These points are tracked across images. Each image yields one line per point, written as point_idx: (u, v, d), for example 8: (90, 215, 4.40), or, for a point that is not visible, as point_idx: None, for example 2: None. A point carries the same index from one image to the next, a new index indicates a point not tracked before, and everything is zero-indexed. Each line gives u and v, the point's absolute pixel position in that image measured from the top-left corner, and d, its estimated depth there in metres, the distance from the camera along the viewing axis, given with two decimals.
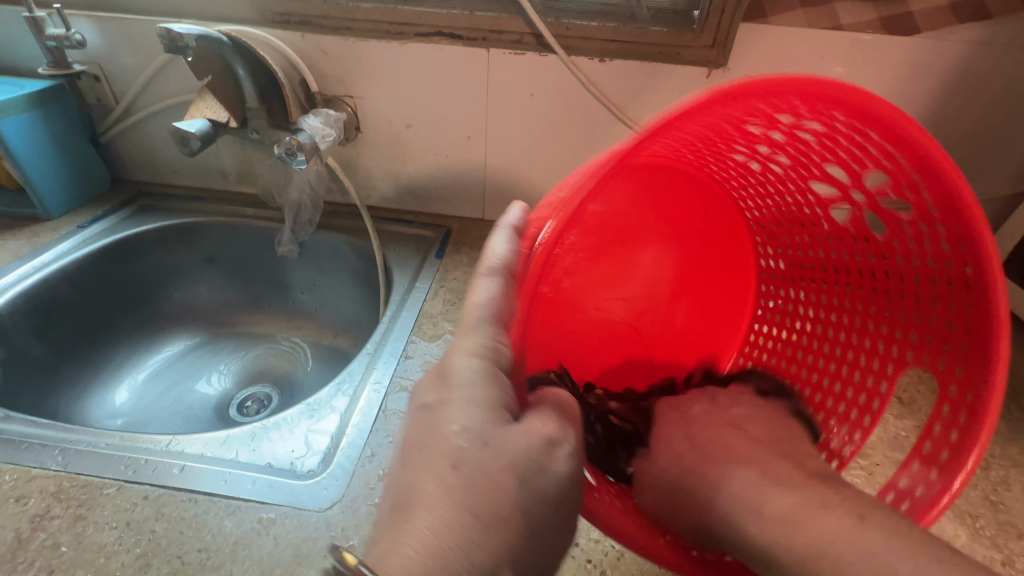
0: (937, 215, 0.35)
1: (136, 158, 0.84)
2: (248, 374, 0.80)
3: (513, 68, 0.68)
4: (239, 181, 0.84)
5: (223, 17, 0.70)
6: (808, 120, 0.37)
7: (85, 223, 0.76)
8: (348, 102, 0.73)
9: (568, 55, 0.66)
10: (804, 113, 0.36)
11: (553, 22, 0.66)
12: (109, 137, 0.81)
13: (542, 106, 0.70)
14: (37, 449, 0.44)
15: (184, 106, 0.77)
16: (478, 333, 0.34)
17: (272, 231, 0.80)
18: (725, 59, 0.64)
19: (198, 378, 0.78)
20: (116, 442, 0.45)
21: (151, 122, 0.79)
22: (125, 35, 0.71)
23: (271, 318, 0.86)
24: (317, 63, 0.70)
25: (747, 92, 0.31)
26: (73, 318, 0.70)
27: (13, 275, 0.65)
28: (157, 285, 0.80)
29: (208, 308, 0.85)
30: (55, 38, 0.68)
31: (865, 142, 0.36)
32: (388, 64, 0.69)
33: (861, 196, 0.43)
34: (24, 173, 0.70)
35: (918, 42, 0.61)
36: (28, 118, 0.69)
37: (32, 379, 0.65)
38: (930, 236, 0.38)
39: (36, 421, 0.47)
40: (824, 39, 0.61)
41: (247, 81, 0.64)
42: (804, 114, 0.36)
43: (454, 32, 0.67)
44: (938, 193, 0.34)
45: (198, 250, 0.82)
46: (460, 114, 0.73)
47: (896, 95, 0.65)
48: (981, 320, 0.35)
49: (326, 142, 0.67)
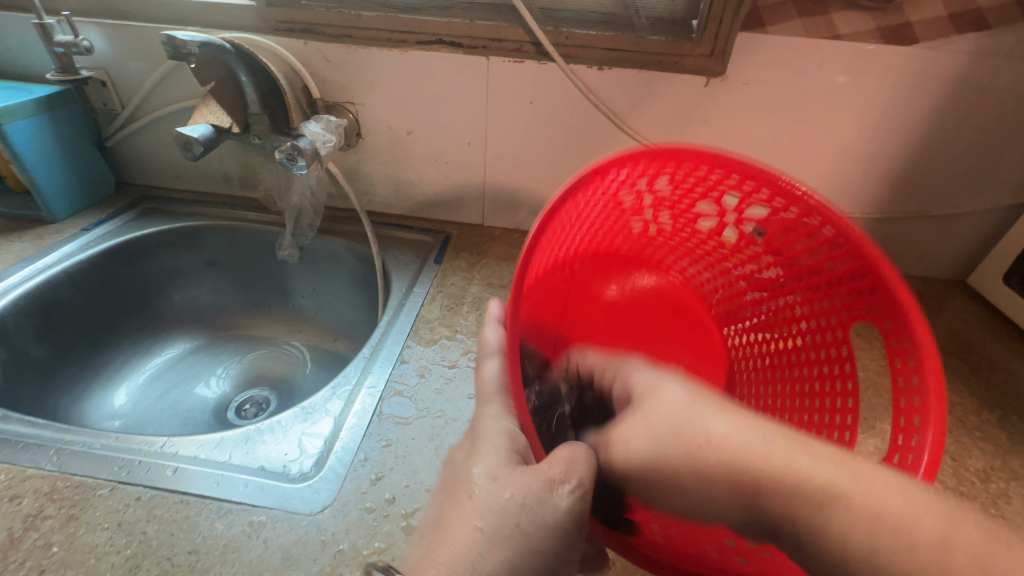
0: (789, 206, 0.39)
1: (140, 162, 0.85)
2: (247, 377, 0.81)
3: (513, 76, 0.68)
4: (241, 185, 0.84)
5: (227, 25, 0.71)
6: (658, 181, 0.41)
7: (89, 226, 0.77)
8: (349, 108, 0.73)
9: (567, 63, 0.67)
10: (650, 175, 0.40)
11: (552, 31, 0.66)
12: (114, 141, 0.82)
13: (542, 114, 0.71)
14: (32, 449, 0.44)
15: (188, 112, 0.78)
16: (493, 403, 0.36)
17: (273, 235, 0.81)
18: (723, 68, 0.65)
19: (198, 381, 0.78)
20: (111, 443, 0.46)
21: (155, 127, 0.80)
22: (132, 42, 0.72)
23: (271, 321, 0.87)
24: (319, 69, 0.71)
25: (600, 167, 0.35)
26: (75, 320, 0.71)
27: (17, 276, 0.66)
28: (159, 287, 0.81)
29: (208, 311, 0.85)
30: (64, 45, 0.69)
31: (702, 176, 0.40)
32: (390, 71, 0.70)
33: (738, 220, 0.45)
34: (30, 176, 0.71)
35: (917, 52, 0.61)
36: (35, 122, 0.70)
37: (32, 380, 0.65)
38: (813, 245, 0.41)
39: (33, 422, 0.47)
40: (822, 49, 0.62)
41: (249, 87, 0.65)
42: (649, 176, 0.40)
43: (454, 40, 0.68)
44: (772, 185, 0.37)
45: (200, 253, 0.82)
46: (460, 121, 0.73)
47: (895, 105, 0.65)
48: (874, 280, 0.37)
49: (326, 148, 0.68)
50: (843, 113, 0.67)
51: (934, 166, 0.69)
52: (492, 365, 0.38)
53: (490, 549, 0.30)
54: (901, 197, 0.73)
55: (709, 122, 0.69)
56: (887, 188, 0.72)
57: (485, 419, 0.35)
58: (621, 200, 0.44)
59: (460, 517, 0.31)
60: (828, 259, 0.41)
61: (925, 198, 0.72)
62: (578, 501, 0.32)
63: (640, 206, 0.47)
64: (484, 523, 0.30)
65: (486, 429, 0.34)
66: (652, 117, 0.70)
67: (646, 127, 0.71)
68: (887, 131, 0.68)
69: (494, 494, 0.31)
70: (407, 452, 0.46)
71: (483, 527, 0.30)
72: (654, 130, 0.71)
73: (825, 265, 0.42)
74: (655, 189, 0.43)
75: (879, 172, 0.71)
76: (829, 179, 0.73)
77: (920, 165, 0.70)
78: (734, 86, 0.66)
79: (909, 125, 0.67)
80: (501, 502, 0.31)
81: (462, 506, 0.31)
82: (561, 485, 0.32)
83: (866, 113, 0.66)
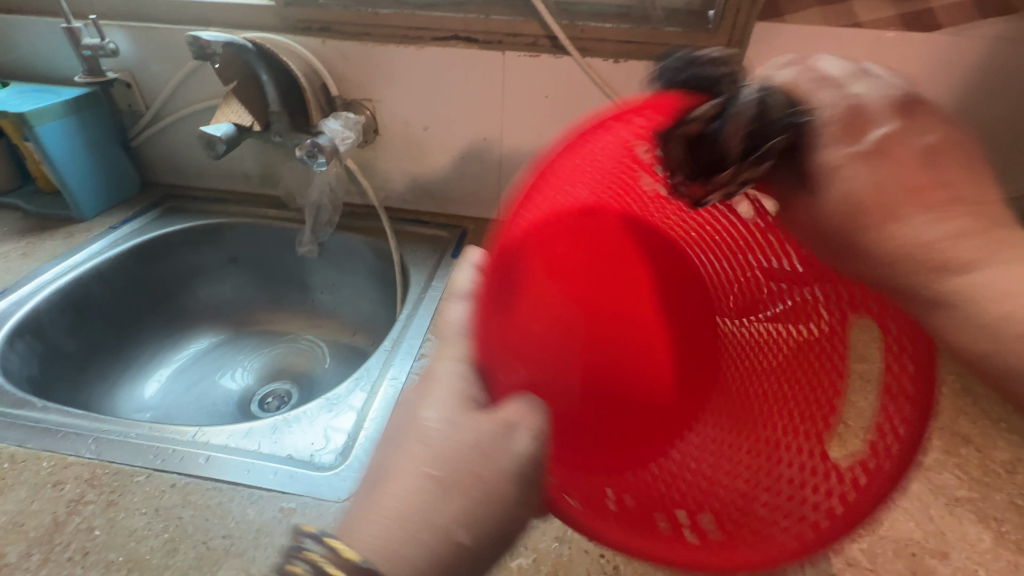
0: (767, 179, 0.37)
1: (163, 162, 0.87)
2: (269, 372, 0.82)
3: (528, 70, 0.68)
4: (261, 183, 0.86)
5: (247, 25, 0.72)
6: (642, 150, 0.37)
7: (117, 224, 0.79)
8: (366, 106, 0.74)
9: (583, 57, 0.67)
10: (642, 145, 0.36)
11: (567, 25, 0.66)
12: (139, 142, 0.84)
13: (557, 108, 0.71)
14: (71, 438, 0.46)
15: (209, 112, 0.79)
16: (454, 344, 0.34)
17: (293, 231, 0.82)
18: (740, 58, 0.64)
19: (223, 375, 0.80)
20: (146, 432, 0.47)
21: (178, 128, 0.82)
22: (156, 43, 0.74)
23: (291, 316, 0.88)
24: (336, 67, 0.72)
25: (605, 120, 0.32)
26: (106, 316, 0.74)
27: (51, 273, 0.69)
28: (183, 284, 0.83)
29: (231, 306, 0.87)
30: (91, 48, 0.71)
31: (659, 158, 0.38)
32: (406, 68, 0.71)
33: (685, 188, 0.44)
34: (60, 176, 0.74)
35: (941, 38, 0.60)
36: (64, 124, 0.72)
37: (65, 373, 0.67)
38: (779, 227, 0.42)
39: (71, 411, 0.49)
40: (841, 36, 0.61)
41: (269, 86, 0.66)
42: (646, 143, 0.37)
43: (469, 36, 0.68)
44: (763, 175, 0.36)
45: (223, 250, 0.84)
46: (476, 116, 0.74)
47: (918, 92, 0.64)
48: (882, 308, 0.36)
49: (345, 144, 0.69)
50: None
51: None
52: (456, 308, 0.35)
53: (441, 499, 0.29)
54: None
55: None
56: None
57: (439, 361, 0.34)
58: (635, 154, 0.38)
59: (410, 464, 0.30)
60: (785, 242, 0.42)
61: None
62: (537, 447, 0.32)
63: (647, 169, 0.42)
64: (434, 469, 0.30)
65: (441, 372, 0.34)
66: None
67: None
68: None
69: (438, 435, 0.31)
70: None
71: (433, 472, 0.30)
72: None
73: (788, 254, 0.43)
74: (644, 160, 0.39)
75: None
76: None
77: None
78: None
79: (933, 113, 0.65)
80: (455, 443, 0.31)
81: (413, 452, 0.31)
82: (520, 428, 0.32)
83: None
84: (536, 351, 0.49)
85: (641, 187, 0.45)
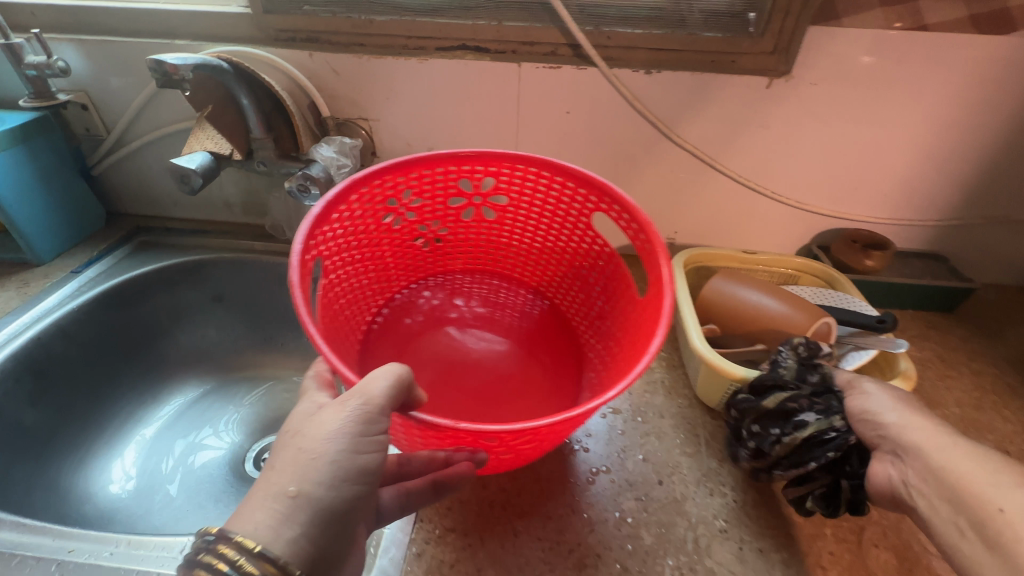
0: (573, 189, 0.50)
1: (131, 191, 0.77)
2: (264, 422, 0.74)
3: (547, 83, 0.60)
4: (245, 212, 0.77)
5: (219, 36, 0.62)
6: (405, 195, 0.51)
7: (80, 266, 0.69)
8: (362, 125, 0.66)
9: (609, 67, 0.59)
10: (460, 175, 0.51)
11: (592, 31, 0.58)
12: (101, 170, 0.74)
13: (579, 124, 0.63)
14: (29, 564, 0.38)
15: (180, 137, 0.70)
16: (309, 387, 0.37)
17: (283, 266, 0.74)
18: (787, 67, 0.57)
19: (211, 433, 0.71)
20: (122, 550, 0.39)
21: (145, 154, 0.72)
22: (114, 59, 0.64)
23: (285, 358, 0.80)
24: (326, 83, 0.63)
25: (403, 162, 0.47)
26: (75, 375, 0.65)
27: (5, 334, 0.60)
28: (162, 329, 0.74)
29: (216, 350, 0.78)
30: (36, 67, 0.61)
31: (455, 176, 0.51)
32: (408, 83, 0.62)
33: (481, 196, 0.54)
34: (9, 217, 0.64)
35: (1014, 40, 0.53)
36: (11, 156, 0.62)
37: (28, 450, 0.58)
38: (512, 177, 0.51)
39: (26, 526, 0.41)
40: (902, 41, 0.54)
41: (252, 111, 0.57)
42: (396, 190, 0.50)
43: (479, 45, 0.60)
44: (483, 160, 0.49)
45: (205, 288, 0.75)
46: (487, 134, 0.65)
47: (983, 101, 0.58)
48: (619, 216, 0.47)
49: (341, 174, 0.61)
50: (922, 111, 0.59)
51: (1020, 167, 0.62)
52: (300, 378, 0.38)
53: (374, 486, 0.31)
54: (978, 202, 0.66)
55: (769, 127, 0.62)
56: (963, 193, 0.65)
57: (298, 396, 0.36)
58: (383, 221, 0.52)
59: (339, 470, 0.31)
60: (548, 187, 0.51)
61: (1006, 202, 0.65)
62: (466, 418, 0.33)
63: (409, 224, 0.55)
64: (293, 484, 0.29)
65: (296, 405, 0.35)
66: (705, 125, 0.62)
67: (697, 136, 0.63)
68: (969, 131, 0.60)
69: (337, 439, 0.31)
70: (467, 543, 0.41)
71: (291, 488, 0.29)
72: (706, 138, 0.63)
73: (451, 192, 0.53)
74: (410, 204, 0.53)
75: (956, 174, 0.64)
76: (899, 184, 0.65)
77: (1005, 166, 0.63)
78: (800, 86, 0.58)
79: (996, 122, 0.59)
80: (302, 454, 0.31)
81: (269, 477, 0.30)
82: (363, 397, 0.33)
83: (949, 111, 0.59)
84: (443, 390, 0.53)
85: (468, 219, 0.57)
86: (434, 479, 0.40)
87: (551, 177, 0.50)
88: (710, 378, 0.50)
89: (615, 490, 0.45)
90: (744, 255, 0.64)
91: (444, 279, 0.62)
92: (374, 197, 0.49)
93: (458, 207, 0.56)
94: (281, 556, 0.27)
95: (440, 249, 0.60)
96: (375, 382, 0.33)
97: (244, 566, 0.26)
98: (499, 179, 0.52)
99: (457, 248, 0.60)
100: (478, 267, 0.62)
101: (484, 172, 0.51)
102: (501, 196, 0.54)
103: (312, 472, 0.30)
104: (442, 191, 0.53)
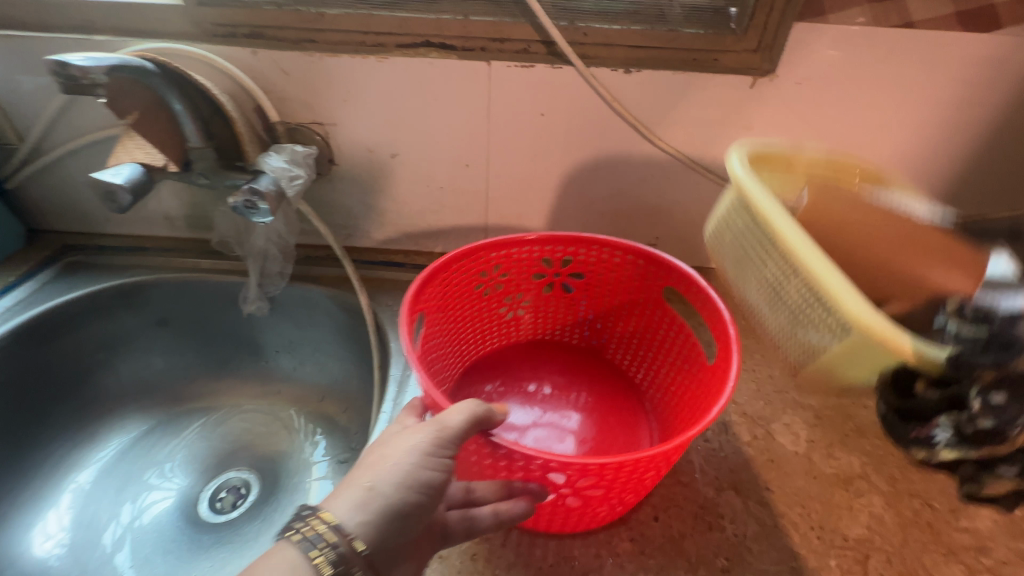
0: (645, 263, 0.52)
1: (55, 206, 0.68)
2: (219, 458, 0.68)
3: (520, 83, 0.56)
4: (189, 226, 0.70)
5: (144, 31, 0.55)
6: (494, 269, 0.54)
7: None
8: (317, 130, 0.59)
9: (586, 66, 0.55)
10: (549, 253, 0.54)
11: (567, 27, 0.54)
12: (15, 183, 0.65)
13: (555, 127, 0.59)
14: None
15: (108, 145, 0.62)
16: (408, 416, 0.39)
17: (235, 286, 0.67)
18: (771, 65, 0.54)
19: (157, 474, 0.65)
20: None
21: (69, 164, 0.64)
22: (22, 57, 0.55)
23: (240, 385, 0.73)
24: (275, 84, 0.56)
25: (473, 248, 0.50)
26: None
27: None
28: (95, 361, 0.66)
29: (163, 380, 0.71)
30: None
31: (591, 255, 0.54)
32: (367, 84, 0.56)
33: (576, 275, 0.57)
34: None
35: (1000, 39, 0.52)
36: None
37: None
38: (598, 255, 0.54)
39: None
40: (889, 39, 0.52)
41: (186, 117, 0.51)
42: (530, 254, 0.54)
43: (444, 42, 0.55)
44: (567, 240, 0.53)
45: (145, 313, 0.68)
46: (456, 139, 0.60)
47: (966, 101, 0.56)
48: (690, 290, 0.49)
49: (294, 185, 0.54)
50: (906, 111, 0.57)
51: (1000, 167, 0.61)
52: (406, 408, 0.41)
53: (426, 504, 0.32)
54: (958, 202, 0.65)
55: (753, 128, 0.59)
56: (943, 194, 0.64)
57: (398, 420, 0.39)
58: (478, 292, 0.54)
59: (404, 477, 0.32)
60: (619, 261, 0.54)
61: (985, 201, 0.64)
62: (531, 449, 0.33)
63: (499, 294, 0.57)
64: (368, 482, 0.32)
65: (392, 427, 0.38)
66: (688, 127, 0.59)
67: (679, 138, 0.60)
68: (952, 132, 0.59)
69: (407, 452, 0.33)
70: None
71: (365, 484, 0.31)
72: (689, 141, 0.60)
73: (530, 264, 0.55)
74: (499, 277, 0.55)
75: (938, 174, 0.63)
76: None
77: (985, 166, 0.62)
78: (785, 86, 0.55)
79: (978, 122, 0.58)
80: (380, 463, 0.33)
81: (355, 475, 0.33)
82: (446, 418, 0.34)
83: (932, 110, 0.57)
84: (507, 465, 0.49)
85: (548, 294, 0.59)
86: (498, 511, 0.36)
87: (624, 257, 0.53)
88: (843, 353, 0.40)
89: (606, 531, 0.41)
90: (790, 147, 0.56)
91: (592, 348, 0.62)
92: (469, 265, 0.51)
93: (540, 284, 0.58)
94: (354, 533, 0.30)
95: (541, 319, 0.61)
96: (453, 413, 0.34)
97: (325, 535, 0.29)
98: (575, 256, 0.55)
99: (592, 319, 0.61)
100: (582, 341, 0.63)
101: (576, 253, 0.54)
102: (580, 271, 0.56)
103: (386, 473, 0.32)
104: (528, 268, 0.55)
